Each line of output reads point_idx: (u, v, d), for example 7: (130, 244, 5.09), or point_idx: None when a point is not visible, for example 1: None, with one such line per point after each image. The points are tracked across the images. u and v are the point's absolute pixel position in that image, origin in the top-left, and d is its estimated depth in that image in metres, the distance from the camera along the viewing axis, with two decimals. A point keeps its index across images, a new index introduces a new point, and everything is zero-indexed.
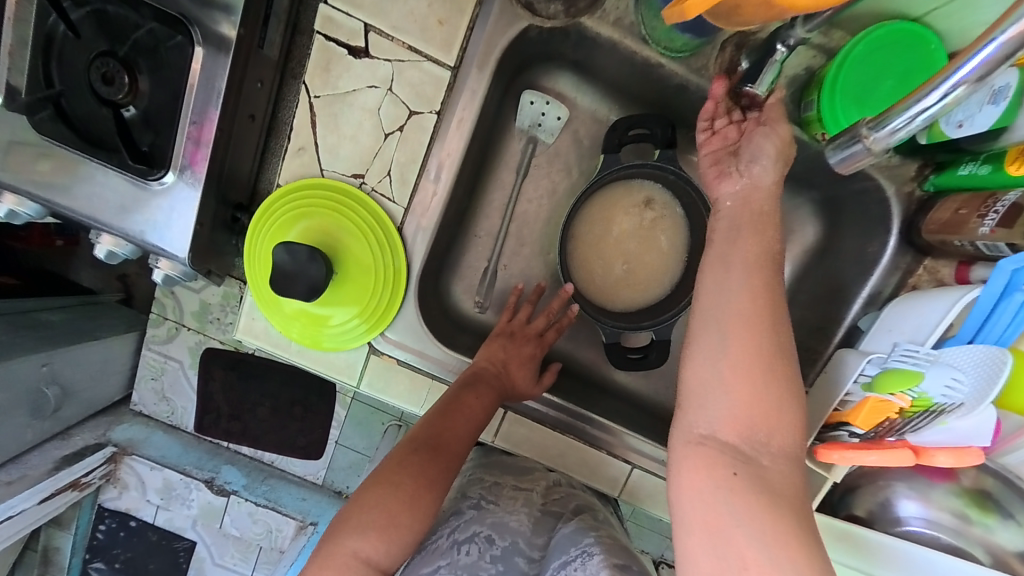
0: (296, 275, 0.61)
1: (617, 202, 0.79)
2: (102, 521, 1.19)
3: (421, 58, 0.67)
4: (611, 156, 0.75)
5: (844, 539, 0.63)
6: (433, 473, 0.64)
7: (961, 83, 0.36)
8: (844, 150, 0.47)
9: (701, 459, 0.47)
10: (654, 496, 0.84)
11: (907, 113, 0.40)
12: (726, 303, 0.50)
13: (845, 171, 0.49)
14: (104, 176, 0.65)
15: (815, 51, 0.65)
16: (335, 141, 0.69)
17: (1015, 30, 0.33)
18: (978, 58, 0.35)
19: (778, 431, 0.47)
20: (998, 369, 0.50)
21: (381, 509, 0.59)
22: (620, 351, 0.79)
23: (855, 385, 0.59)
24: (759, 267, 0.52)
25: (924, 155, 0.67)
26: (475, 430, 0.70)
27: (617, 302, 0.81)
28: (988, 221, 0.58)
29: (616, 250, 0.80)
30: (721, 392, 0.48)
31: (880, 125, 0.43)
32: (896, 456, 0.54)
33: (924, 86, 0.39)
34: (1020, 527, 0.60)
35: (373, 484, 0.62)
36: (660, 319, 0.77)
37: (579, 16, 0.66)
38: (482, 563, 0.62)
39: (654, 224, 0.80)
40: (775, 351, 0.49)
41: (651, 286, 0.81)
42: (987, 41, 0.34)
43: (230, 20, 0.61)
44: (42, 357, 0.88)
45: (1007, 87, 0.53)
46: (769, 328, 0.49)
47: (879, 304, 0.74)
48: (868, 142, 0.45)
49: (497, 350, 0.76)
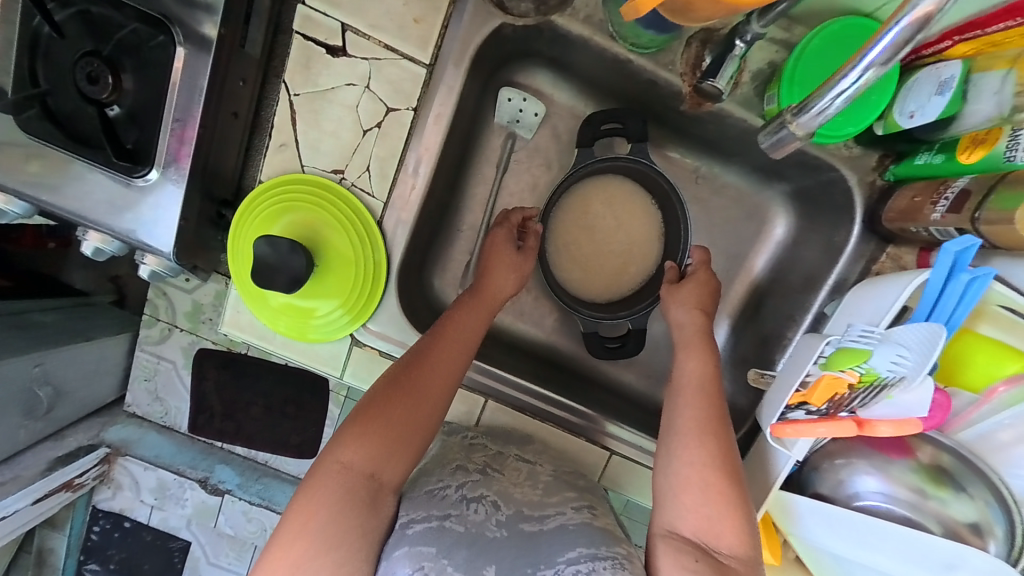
0: (278, 267, 0.63)
1: (597, 196, 0.82)
2: (97, 522, 1.20)
3: (398, 56, 0.69)
4: (586, 150, 0.78)
5: (787, 514, 0.67)
6: (425, 386, 0.65)
7: (871, 65, 0.39)
8: (774, 136, 0.51)
9: (671, 549, 0.57)
10: (638, 484, 0.85)
11: (826, 95, 0.43)
12: (677, 412, 0.65)
13: (774, 156, 0.53)
14: (93, 175, 0.67)
15: (777, 46, 0.69)
16: (316, 137, 0.71)
17: (911, 18, 0.36)
18: (883, 42, 0.38)
19: (733, 529, 0.56)
20: (936, 343, 0.53)
21: (370, 421, 0.62)
22: (597, 340, 0.82)
23: (815, 366, 0.62)
24: (697, 384, 0.66)
25: (883, 145, 0.69)
26: (469, 353, 0.70)
27: (598, 292, 0.83)
28: (940, 206, 0.62)
29: (594, 242, 0.83)
30: (678, 491, 0.60)
31: (803, 110, 0.46)
32: (843, 428, 0.57)
33: (839, 70, 0.41)
34: (972, 501, 0.62)
35: (368, 401, 0.63)
36: (637, 309, 0.80)
37: (550, 14, 0.68)
38: (488, 525, 0.61)
39: (633, 217, 0.82)
40: (723, 454, 0.61)
41: (628, 277, 0.83)
42: (891, 24, 0.37)
43: (212, 20, 0.63)
44: (34, 358, 0.89)
45: (953, 79, 0.56)
46: (714, 437, 0.61)
47: (845, 291, 0.76)
48: (793, 127, 0.48)
49: (500, 274, 0.75)
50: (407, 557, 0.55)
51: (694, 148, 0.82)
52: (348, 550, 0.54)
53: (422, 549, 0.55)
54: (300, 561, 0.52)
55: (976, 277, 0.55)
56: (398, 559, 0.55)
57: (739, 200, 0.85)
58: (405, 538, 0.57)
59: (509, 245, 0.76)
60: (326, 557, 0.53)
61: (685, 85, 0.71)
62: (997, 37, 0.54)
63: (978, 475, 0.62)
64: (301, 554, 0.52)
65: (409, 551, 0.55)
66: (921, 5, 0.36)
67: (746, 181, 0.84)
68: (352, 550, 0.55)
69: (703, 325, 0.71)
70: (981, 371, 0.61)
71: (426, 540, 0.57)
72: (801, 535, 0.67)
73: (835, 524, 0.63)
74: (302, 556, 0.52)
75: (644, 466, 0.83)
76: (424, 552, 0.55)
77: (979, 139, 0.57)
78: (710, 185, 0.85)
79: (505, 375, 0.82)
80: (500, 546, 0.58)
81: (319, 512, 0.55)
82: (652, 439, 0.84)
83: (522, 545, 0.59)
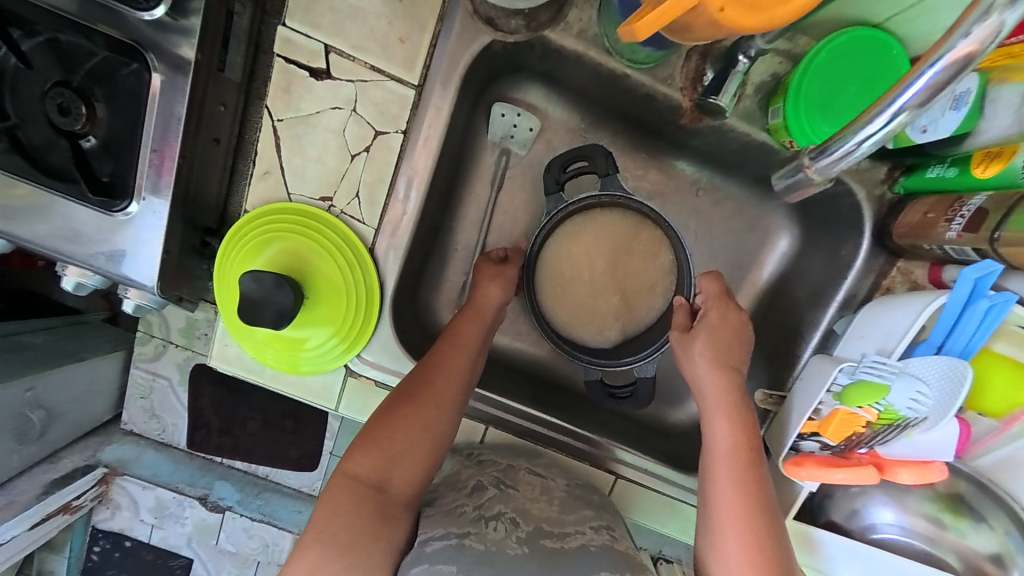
0: (263, 303, 0.60)
1: (582, 239, 0.74)
2: (96, 543, 1.13)
3: (384, 77, 0.66)
4: (555, 197, 0.72)
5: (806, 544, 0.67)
6: (429, 394, 0.65)
7: (904, 108, 0.38)
8: (790, 177, 0.51)
9: None
10: (644, 506, 0.82)
11: (851, 139, 0.42)
12: (713, 493, 0.62)
13: (788, 198, 0.53)
14: (62, 209, 0.63)
15: (780, 57, 0.66)
16: (300, 163, 0.69)
17: (949, 59, 0.36)
18: (918, 84, 0.37)
19: None
20: (960, 381, 0.56)
21: (376, 431, 0.63)
22: (602, 389, 0.76)
23: (828, 395, 0.62)
24: (729, 462, 0.62)
25: (892, 158, 0.66)
26: (472, 363, 0.69)
27: (606, 333, 0.76)
28: (955, 225, 0.59)
29: (590, 286, 0.75)
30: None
31: (823, 153, 0.46)
32: (861, 474, 0.60)
33: (866, 113, 0.41)
34: (991, 531, 0.67)
35: (377, 414, 0.65)
36: (642, 354, 0.73)
37: (541, 30, 0.66)
38: (509, 541, 0.59)
39: (626, 250, 0.74)
40: (767, 545, 0.57)
41: (638, 310, 0.76)
42: (926, 65, 0.37)
43: (189, 42, 0.59)
44: (26, 381, 0.84)
45: (969, 93, 0.54)
46: (759, 525, 0.58)
47: (853, 307, 0.74)
48: (810, 171, 0.48)
49: (483, 285, 0.73)
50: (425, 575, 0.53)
51: (695, 160, 0.79)
52: (359, 557, 0.54)
53: (441, 567, 0.53)
54: (316, 566, 0.52)
55: (995, 304, 0.56)
56: None
57: (741, 212, 0.81)
58: (423, 556, 0.55)
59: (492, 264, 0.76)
60: (338, 561, 0.52)
61: (685, 100, 0.68)
62: (1016, 49, 0.52)
63: (998, 505, 0.66)
64: (317, 559, 0.52)
65: (428, 568, 0.53)
66: (960, 47, 0.35)
67: (749, 194, 0.80)
68: (365, 556, 0.54)
69: (730, 382, 0.67)
70: (1000, 396, 0.59)
71: (445, 558, 0.54)
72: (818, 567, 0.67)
73: (845, 551, 0.66)
74: (318, 561, 0.52)
75: (653, 489, 0.81)
76: (444, 570, 0.53)
77: (993, 153, 0.56)
78: (711, 198, 0.81)
79: (510, 404, 0.80)
80: (523, 562, 0.56)
81: (332, 521, 0.55)
82: (662, 464, 0.81)
83: (548, 562, 0.57)
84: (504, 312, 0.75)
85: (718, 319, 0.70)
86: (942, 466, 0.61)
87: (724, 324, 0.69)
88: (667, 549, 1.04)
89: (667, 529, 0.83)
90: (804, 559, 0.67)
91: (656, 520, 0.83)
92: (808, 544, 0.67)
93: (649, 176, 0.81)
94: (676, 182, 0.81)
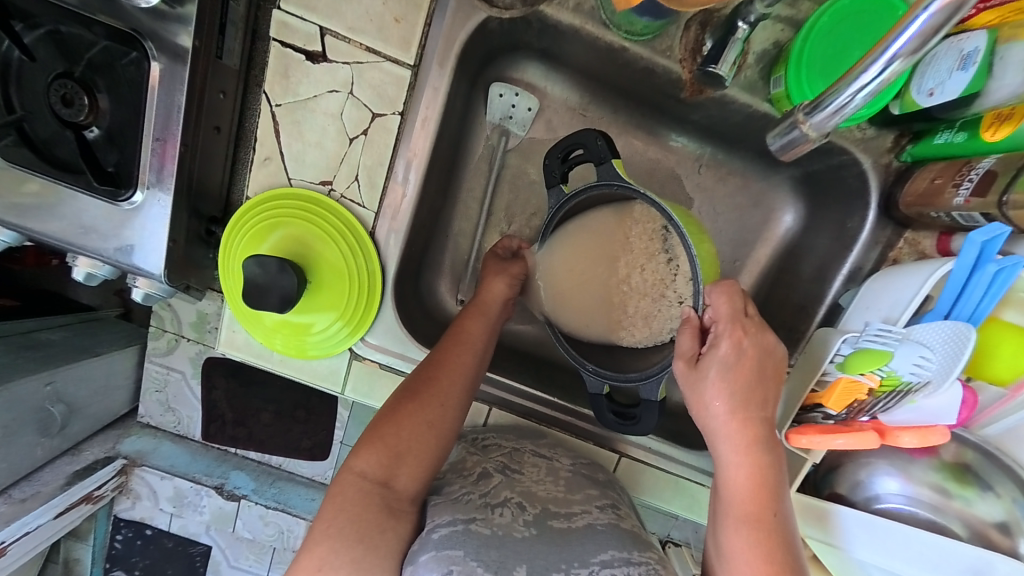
0: (268, 288, 0.60)
1: (580, 241, 0.72)
2: (119, 531, 1.16)
3: (381, 58, 0.66)
4: (556, 190, 0.67)
5: (814, 516, 0.70)
6: (434, 389, 0.66)
7: (897, 56, 0.38)
8: (784, 137, 0.49)
9: None
10: (650, 484, 0.83)
11: (845, 91, 0.41)
12: (729, 525, 0.58)
13: (784, 158, 0.51)
14: (73, 201, 0.65)
15: (783, 24, 0.65)
16: (300, 149, 0.69)
17: (942, 2, 0.35)
18: (911, 29, 0.36)
19: None
20: (964, 344, 0.56)
21: (380, 429, 0.63)
22: (605, 405, 0.69)
23: (830, 365, 0.65)
24: (745, 494, 0.58)
25: (900, 125, 0.65)
26: (477, 361, 0.69)
27: (614, 340, 0.73)
28: (962, 190, 0.58)
29: (593, 290, 0.73)
30: None
31: (818, 108, 0.44)
32: (862, 439, 0.60)
33: (860, 62, 0.40)
34: (998, 499, 0.67)
35: (382, 414, 0.65)
36: (649, 372, 0.65)
37: (538, 4, 0.65)
38: (516, 525, 0.59)
39: (621, 251, 0.71)
40: None
41: (643, 313, 0.71)
42: (920, 9, 0.36)
43: (186, 30, 0.59)
44: (43, 376, 0.86)
45: (976, 52, 0.53)
46: (781, 566, 0.55)
47: (859, 280, 0.74)
48: (804, 128, 0.47)
49: (489, 278, 0.74)
50: (434, 561, 0.52)
51: (695, 135, 0.78)
52: (368, 549, 0.55)
53: (449, 553, 0.53)
54: (324, 562, 0.53)
55: (1003, 268, 0.56)
56: (424, 564, 0.53)
57: (745, 187, 0.81)
58: (432, 543, 0.55)
59: (494, 257, 0.77)
60: (344, 555, 0.53)
61: (684, 72, 0.67)
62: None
63: (1005, 473, 0.67)
64: (325, 554, 0.53)
65: (436, 555, 0.53)
66: None
67: (755, 167, 0.79)
68: (373, 547, 0.55)
69: (749, 412, 0.59)
70: (1007, 363, 0.60)
71: (453, 543, 0.54)
72: (830, 541, 0.69)
73: (855, 528, 0.67)
74: (325, 555, 0.53)
75: (659, 467, 0.82)
76: (453, 556, 0.52)
77: (1004, 114, 0.54)
78: (715, 173, 0.80)
79: (514, 386, 0.81)
80: (530, 544, 0.57)
81: (338, 517, 0.56)
82: (668, 443, 0.82)
83: (555, 543, 0.58)
84: (511, 306, 0.76)
85: (739, 353, 0.61)
86: (947, 429, 0.60)
87: (744, 353, 0.61)
88: (676, 531, 1.05)
89: (675, 507, 0.84)
90: (816, 533, 0.70)
91: (662, 499, 0.84)
92: (819, 519, 0.69)
93: (650, 154, 0.80)
94: (679, 161, 0.80)
